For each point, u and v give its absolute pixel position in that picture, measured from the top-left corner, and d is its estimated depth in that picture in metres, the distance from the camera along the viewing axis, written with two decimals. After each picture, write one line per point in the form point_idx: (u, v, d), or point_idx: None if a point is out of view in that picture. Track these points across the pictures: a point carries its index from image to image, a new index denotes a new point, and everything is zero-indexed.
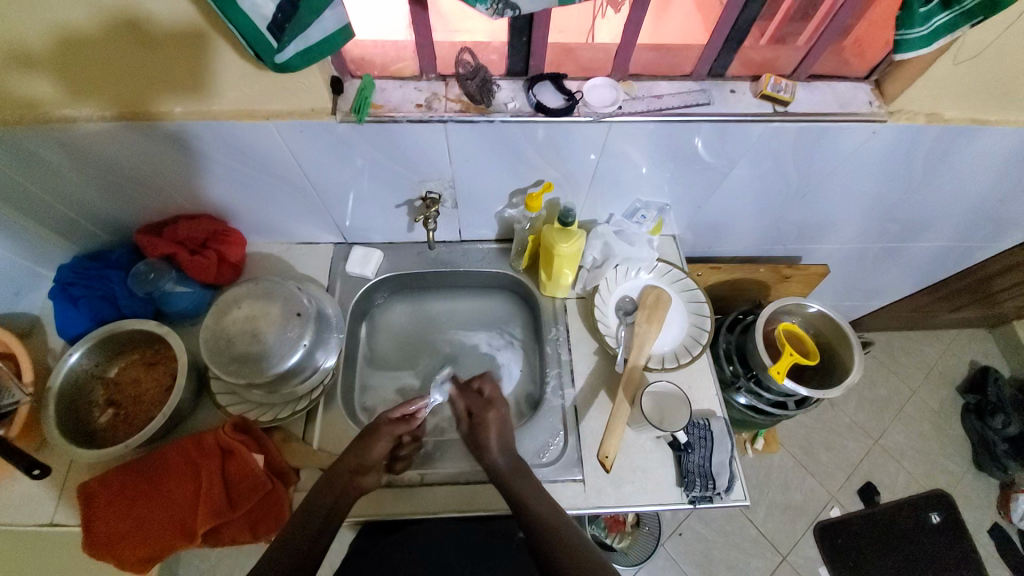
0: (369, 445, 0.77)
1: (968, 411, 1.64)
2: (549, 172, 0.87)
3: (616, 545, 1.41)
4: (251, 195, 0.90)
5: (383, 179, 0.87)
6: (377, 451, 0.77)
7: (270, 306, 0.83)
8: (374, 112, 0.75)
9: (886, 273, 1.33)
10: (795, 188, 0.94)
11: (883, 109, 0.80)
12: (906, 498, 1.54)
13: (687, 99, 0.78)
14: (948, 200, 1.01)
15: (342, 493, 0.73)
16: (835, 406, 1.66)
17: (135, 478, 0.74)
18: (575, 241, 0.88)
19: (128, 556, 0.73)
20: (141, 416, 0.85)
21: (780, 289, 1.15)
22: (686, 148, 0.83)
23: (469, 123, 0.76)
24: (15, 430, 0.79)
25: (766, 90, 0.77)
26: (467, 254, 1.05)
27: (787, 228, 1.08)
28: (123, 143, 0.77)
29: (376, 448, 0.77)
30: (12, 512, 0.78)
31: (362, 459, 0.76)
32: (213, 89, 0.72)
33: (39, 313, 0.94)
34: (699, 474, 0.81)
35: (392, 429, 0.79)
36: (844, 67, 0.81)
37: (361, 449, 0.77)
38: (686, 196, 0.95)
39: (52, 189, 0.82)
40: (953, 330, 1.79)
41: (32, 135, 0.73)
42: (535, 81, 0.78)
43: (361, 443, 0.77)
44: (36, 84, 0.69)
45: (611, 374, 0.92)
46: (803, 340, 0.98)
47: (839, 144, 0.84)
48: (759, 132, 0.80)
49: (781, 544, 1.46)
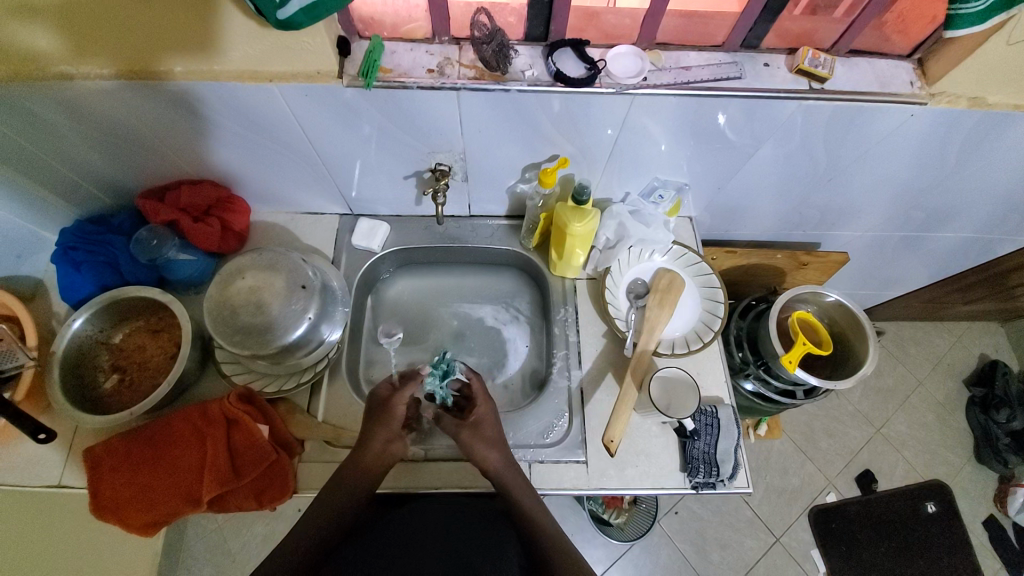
0: (383, 422, 0.77)
1: (974, 404, 1.63)
2: (565, 147, 0.83)
3: (613, 521, 1.44)
4: (256, 161, 0.87)
5: (392, 148, 0.84)
6: (398, 418, 0.78)
7: (274, 278, 0.81)
8: (384, 76, 0.71)
9: (905, 263, 1.30)
10: (821, 171, 0.90)
11: (923, 90, 0.75)
12: (903, 488, 1.55)
13: (716, 72, 0.74)
14: (979, 190, 0.96)
15: (359, 466, 0.74)
16: (839, 394, 1.65)
17: (141, 445, 0.74)
18: (588, 220, 0.85)
19: (134, 520, 0.74)
20: (146, 383, 0.84)
21: (796, 276, 1.12)
22: (709, 126, 0.78)
23: (484, 91, 0.72)
24: (22, 393, 0.80)
25: (802, 65, 0.72)
26: (476, 230, 1.02)
27: (808, 213, 1.04)
28: (123, 103, 0.73)
29: (393, 419, 0.77)
30: (22, 471, 0.79)
31: (384, 433, 0.76)
32: (217, 48, 0.68)
33: (43, 276, 0.94)
34: (703, 461, 0.80)
35: (404, 398, 0.79)
36: (885, 43, 0.76)
37: (377, 426, 0.76)
38: (705, 176, 0.91)
39: (53, 151, 0.79)
40: (965, 323, 1.76)
41: (29, 92, 0.70)
42: (555, 48, 0.73)
43: (375, 419, 0.77)
44: (37, 35, 0.65)
45: (619, 357, 0.91)
46: (817, 328, 0.96)
47: (873, 127, 0.79)
48: (790, 111, 0.75)
49: (775, 526, 1.49)
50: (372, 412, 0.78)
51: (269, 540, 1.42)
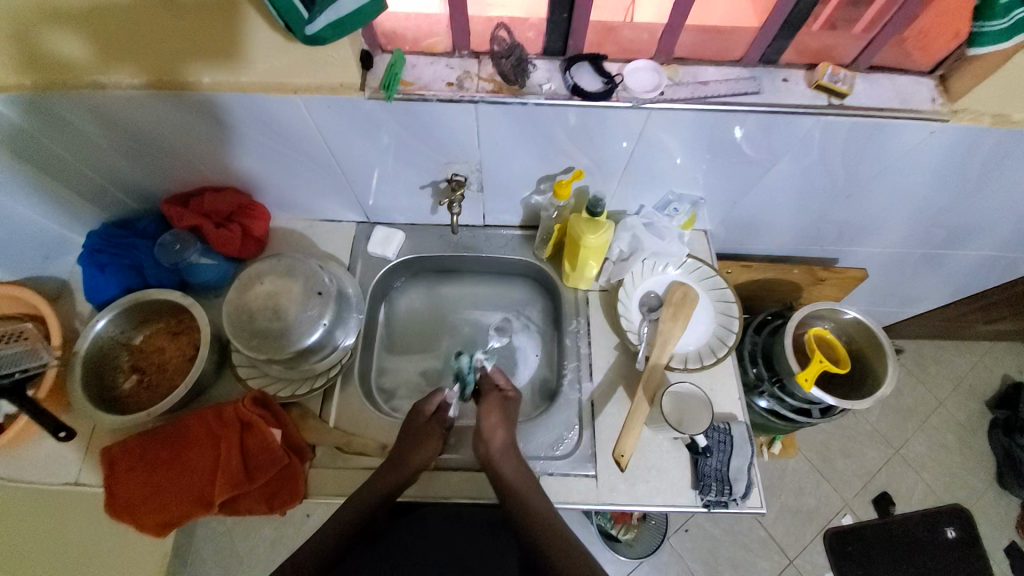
0: (416, 442, 0.76)
1: (997, 427, 1.58)
2: (580, 159, 0.84)
3: (621, 537, 1.42)
4: (278, 169, 0.89)
5: (409, 158, 0.85)
6: (430, 442, 0.76)
7: (293, 284, 0.82)
8: (404, 89, 0.73)
9: (926, 281, 1.27)
10: (839, 186, 0.89)
11: (945, 107, 0.74)
12: (923, 511, 1.50)
13: (734, 87, 0.74)
14: (1003, 208, 0.95)
15: (383, 480, 0.74)
16: (856, 412, 1.61)
17: (157, 446, 0.76)
18: (603, 232, 0.85)
19: (147, 520, 0.74)
20: (164, 384, 0.86)
21: (813, 292, 1.10)
22: (726, 140, 0.78)
23: (502, 104, 0.73)
24: (44, 391, 0.82)
25: (822, 80, 0.72)
26: (489, 240, 1.03)
27: (826, 228, 1.03)
28: (152, 111, 0.75)
29: (428, 441, 0.76)
30: (42, 468, 0.81)
31: (411, 455, 0.75)
32: (241, 59, 0.70)
33: (68, 277, 0.97)
34: (716, 479, 0.80)
35: (441, 421, 0.79)
36: (906, 59, 0.75)
37: (408, 448, 0.75)
38: (721, 190, 0.91)
39: (84, 155, 0.82)
40: (988, 342, 1.71)
41: (64, 100, 0.72)
42: (573, 62, 0.73)
43: (411, 441, 0.76)
44: (66, 44, 0.68)
45: (631, 370, 0.90)
46: (834, 346, 0.95)
47: (893, 143, 0.78)
48: (808, 126, 0.75)
49: (789, 547, 1.45)
50: (408, 431, 0.77)
51: (277, 544, 1.42)
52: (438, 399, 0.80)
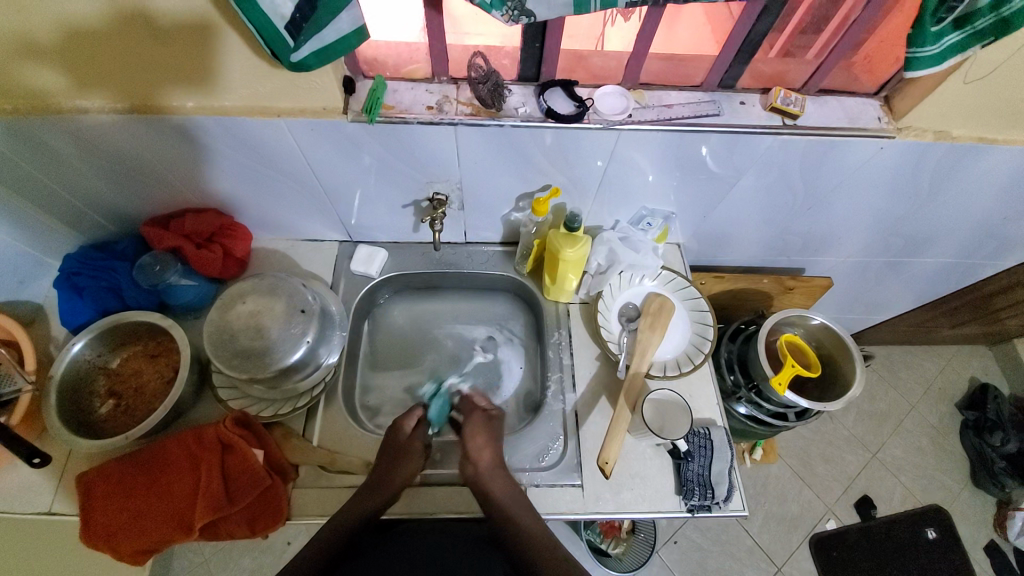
0: (397, 460, 0.76)
1: (967, 427, 1.64)
2: (556, 177, 0.88)
3: (612, 551, 1.41)
4: (260, 190, 0.90)
5: (390, 178, 0.87)
6: (413, 458, 0.77)
7: (274, 302, 0.83)
8: (386, 112, 0.76)
9: (890, 288, 1.33)
10: (800, 200, 0.95)
11: (891, 125, 0.80)
12: (903, 513, 1.54)
13: (696, 109, 0.79)
14: (952, 218, 1.01)
15: (368, 497, 0.74)
16: (833, 418, 1.66)
17: (135, 470, 0.74)
18: (580, 246, 0.88)
19: (125, 547, 0.72)
20: (142, 408, 0.85)
21: (783, 300, 1.15)
22: (693, 157, 0.83)
23: (479, 126, 0.77)
24: (17, 418, 0.80)
25: (776, 103, 0.78)
26: (471, 256, 1.05)
27: (792, 239, 1.08)
28: (135, 136, 0.77)
29: (408, 457, 0.77)
30: (10, 499, 0.78)
31: (393, 473, 0.75)
32: (224, 86, 0.72)
33: (44, 301, 0.95)
34: (698, 483, 0.81)
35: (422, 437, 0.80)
36: (854, 82, 0.82)
37: (386, 465, 0.76)
38: (691, 205, 0.95)
39: (63, 180, 0.82)
40: (953, 346, 1.79)
41: (45, 125, 0.73)
42: (546, 87, 0.78)
43: (393, 460, 0.77)
44: (41, 77, 0.69)
45: (612, 380, 0.93)
46: (804, 351, 0.98)
47: (847, 158, 0.84)
48: (767, 144, 0.80)
49: (776, 555, 1.46)
50: (389, 450, 0.78)
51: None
52: (416, 417, 0.82)
